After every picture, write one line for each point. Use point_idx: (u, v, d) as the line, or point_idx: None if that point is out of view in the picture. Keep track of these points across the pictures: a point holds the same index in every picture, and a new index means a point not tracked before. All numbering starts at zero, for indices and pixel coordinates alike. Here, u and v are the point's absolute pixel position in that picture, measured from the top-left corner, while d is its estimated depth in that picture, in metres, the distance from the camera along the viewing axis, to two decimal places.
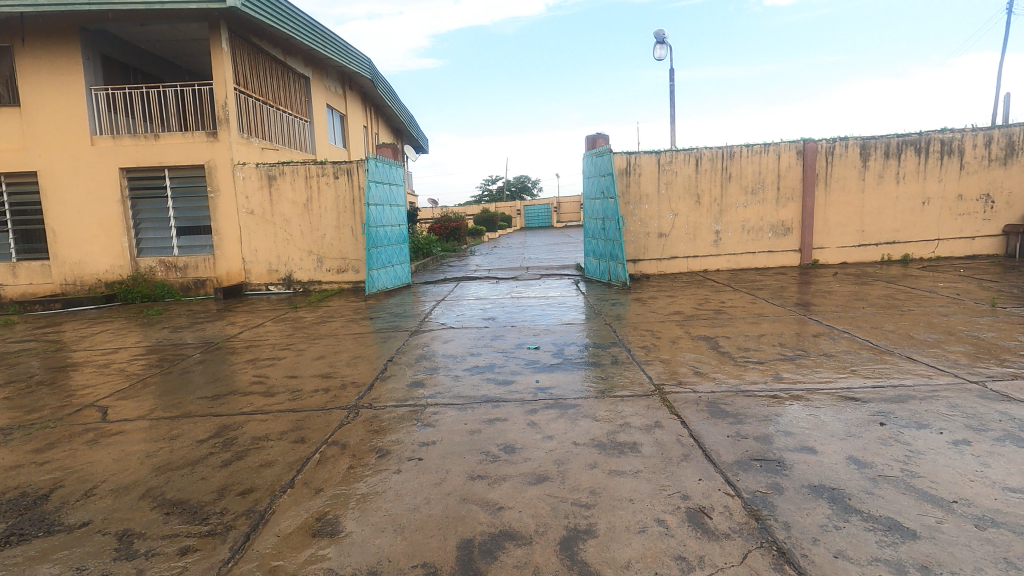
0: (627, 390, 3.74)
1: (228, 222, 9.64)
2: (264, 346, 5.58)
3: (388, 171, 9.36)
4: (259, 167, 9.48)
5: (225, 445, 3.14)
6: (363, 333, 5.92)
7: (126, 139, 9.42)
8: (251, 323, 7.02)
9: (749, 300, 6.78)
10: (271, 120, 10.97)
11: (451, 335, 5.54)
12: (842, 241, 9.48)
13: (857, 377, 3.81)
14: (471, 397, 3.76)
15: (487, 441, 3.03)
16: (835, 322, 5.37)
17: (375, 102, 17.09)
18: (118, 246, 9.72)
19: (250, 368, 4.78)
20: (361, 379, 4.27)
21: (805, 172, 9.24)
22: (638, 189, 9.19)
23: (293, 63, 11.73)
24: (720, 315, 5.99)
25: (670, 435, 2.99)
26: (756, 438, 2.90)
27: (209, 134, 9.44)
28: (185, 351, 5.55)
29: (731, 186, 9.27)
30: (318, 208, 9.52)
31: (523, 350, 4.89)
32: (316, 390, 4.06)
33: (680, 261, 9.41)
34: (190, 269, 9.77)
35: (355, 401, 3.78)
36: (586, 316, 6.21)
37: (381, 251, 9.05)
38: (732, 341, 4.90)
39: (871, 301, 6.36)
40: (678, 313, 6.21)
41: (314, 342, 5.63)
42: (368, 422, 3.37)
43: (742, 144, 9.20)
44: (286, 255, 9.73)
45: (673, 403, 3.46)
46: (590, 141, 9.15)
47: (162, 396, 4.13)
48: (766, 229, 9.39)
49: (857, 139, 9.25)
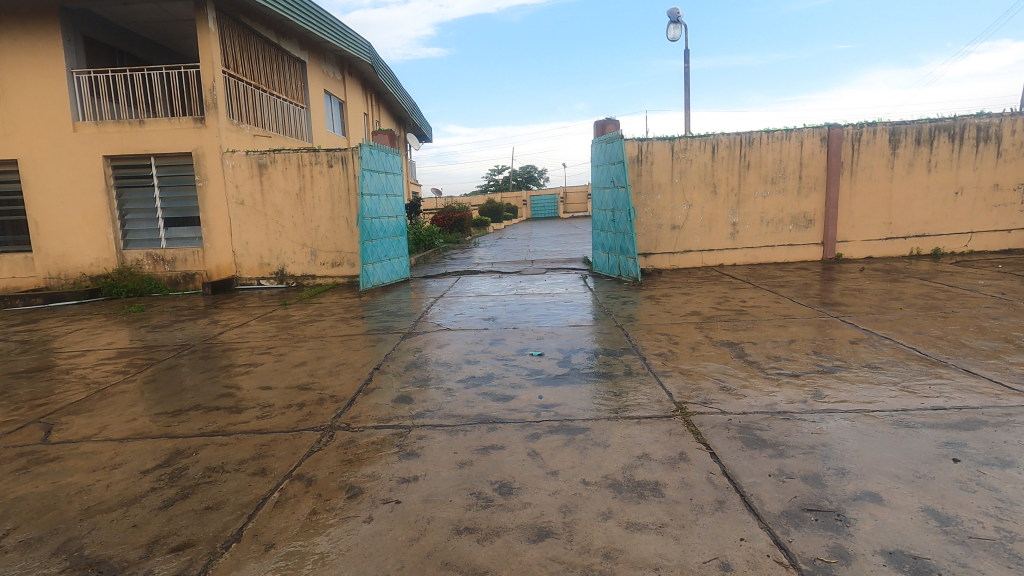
0: (643, 410, 3.24)
1: (217, 213, 9.18)
2: (243, 349, 5.11)
3: (383, 159, 8.81)
4: (250, 155, 8.99)
5: (171, 479, 2.67)
6: (350, 336, 5.42)
7: (109, 125, 8.94)
8: (236, 321, 6.56)
9: (772, 299, 6.24)
10: (264, 105, 10.44)
11: (448, 338, 5.06)
12: (867, 234, 8.89)
13: (911, 396, 3.29)
14: (463, 417, 3.26)
15: (479, 478, 2.54)
16: (873, 326, 4.83)
17: (376, 88, 16.52)
18: (103, 239, 9.27)
19: (224, 375, 4.32)
20: (341, 391, 3.78)
21: (830, 160, 8.64)
22: (650, 178, 8.64)
23: (288, 45, 11.17)
24: (742, 317, 5.47)
25: (698, 473, 2.48)
26: (805, 479, 2.39)
27: (196, 120, 8.95)
28: (158, 354, 5.10)
29: (749, 175, 8.70)
30: (311, 198, 9.04)
31: (525, 358, 4.38)
32: (289, 406, 3.57)
33: (693, 255, 8.86)
34: (178, 262, 9.33)
35: (331, 420, 3.30)
36: (595, 317, 5.69)
37: (377, 243, 8.56)
38: (760, 347, 4.39)
39: (907, 300, 5.81)
40: (696, 314, 5.67)
41: (297, 345, 5.13)
42: (343, 450, 2.89)
43: (762, 130, 8.61)
44: (278, 248, 9.27)
45: (699, 427, 2.95)
46: (599, 127, 8.58)
47: (117, 410, 3.66)
48: (787, 221, 8.82)
49: (886, 124, 8.63)
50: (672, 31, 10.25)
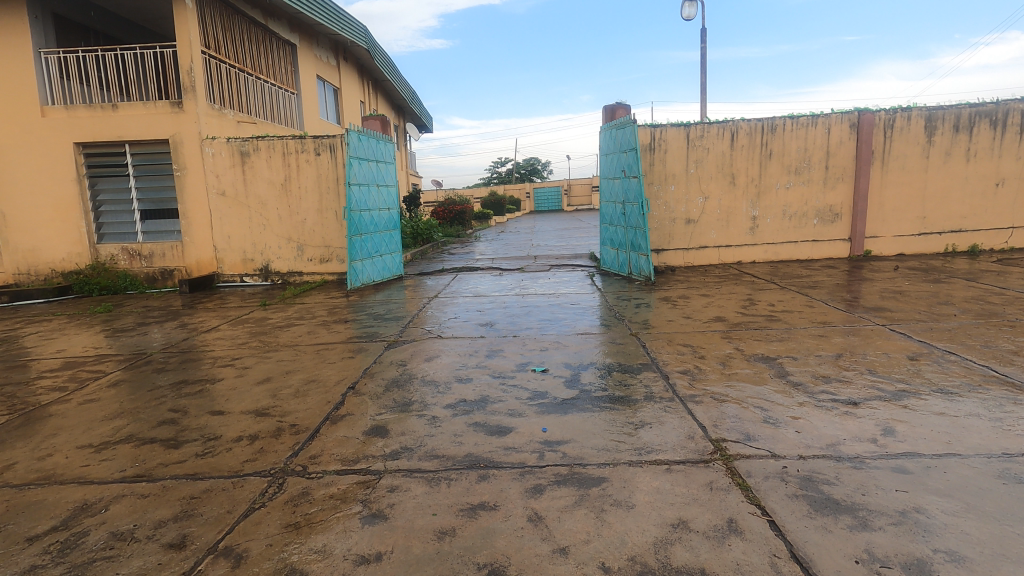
0: (673, 452, 2.59)
1: (196, 205, 8.54)
2: (205, 360, 4.48)
3: (374, 147, 8.14)
4: (231, 142, 8.38)
5: (61, 553, 2.03)
6: (328, 344, 4.77)
7: (81, 110, 8.29)
8: (207, 325, 5.92)
9: (803, 302, 5.57)
10: (250, 90, 9.77)
11: (438, 348, 4.42)
12: (899, 229, 8.19)
13: (1008, 434, 2.63)
14: (449, 458, 2.61)
15: (462, 558, 1.90)
16: (929, 337, 4.17)
17: (372, 74, 15.82)
18: (75, 232, 8.63)
19: (172, 394, 3.69)
20: (304, 420, 3.14)
21: (859, 149, 7.94)
22: (664, 168, 7.95)
23: (276, 26, 10.45)
24: (774, 323, 4.81)
25: (757, 556, 1.84)
26: (906, 569, 1.75)
27: (174, 104, 8.29)
28: (108, 366, 4.47)
29: (770, 164, 8.01)
30: (297, 189, 8.43)
31: (525, 375, 3.74)
32: (240, 439, 2.93)
33: (709, 252, 8.19)
34: (156, 257, 8.70)
35: (286, 461, 2.66)
36: (606, 323, 5.06)
37: (366, 238, 7.90)
38: (801, 364, 3.75)
39: (960, 305, 5.13)
40: (720, 320, 5.01)
41: (267, 355, 4.50)
42: (292, 509, 2.25)
43: (786, 116, 7.90)
44: (263, 243, 8.66)
45: (747, 480, 2.30)
46: (608, 112, 7.90)
47: (31, 443, 3.02)
48: (811, 215, 8.13)
49: (921, 110, 7.91)
50: (687, 10, 9.55)
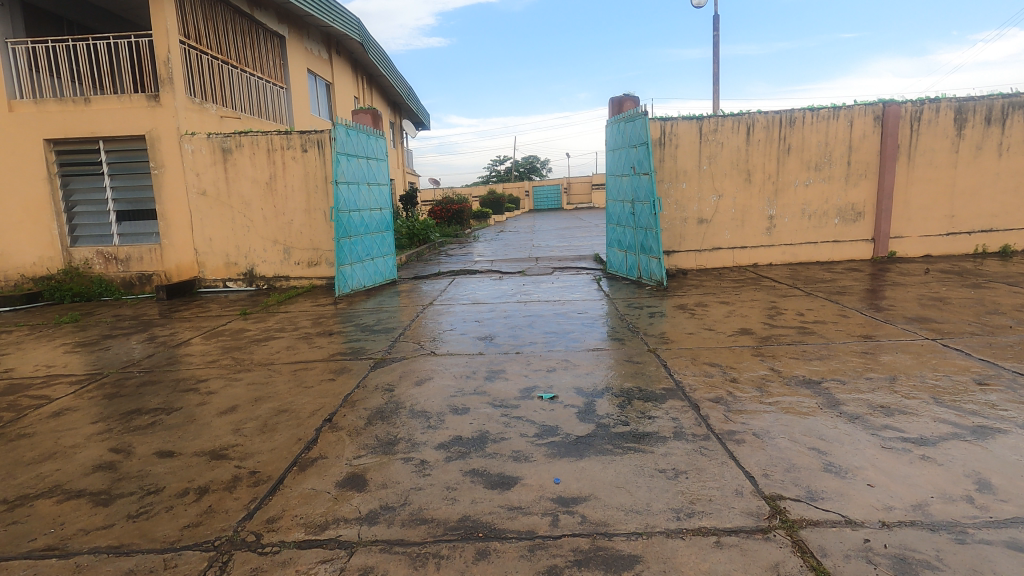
0: (722, 516, 2.06)
1: (176, 205, 7.98)
2: (167, 382, 3.95)
3: (364, 142, 7.59)
4: (212, 138, 7.85)
5: None
6: (307, 361, 4.25)
7: (51, 104, 7.73)
8: (179, 338, 5.40)
9: (835, 312, 5.05)
10: (234, 83, 9.22)
11: (432, 369, 3.88)
12: (925, 229, 7.68)
13: None
14: (438, 525, 2.09)
15: None
16: (991, 356, 3.65)
17: (367, 69, 15.27)
18: (47, 235, 8.08)
19: (119, 428, 3.15)
20: (267, 465, 2.61)
21: (884, 142, 7.42)
22: (675, 164, 7.42)
23: (263, 16, 9.90)
24: (808, 337, 4.29)
25: None
26: None
27: (150, 97, 7.75)
28: (56, 389, 3.94)
29: (789, 160, 7.49)
30: (283, 188, 7.91)
31: (531, 404, 3.20)
32: (186, 493, 2.40)
33: (723, 253, 7.67)
34: (133, 261, 8.18)
35: (236, 528, 2.13)
36: (618, 336, 4.53)
37: (355, 241, 7.35)
38: (850, 389, 3.23)
39: (1012, 315, 4.62)
40: (746, 333, 4.49)
41: (237, 376, 3.98)
42: None
43: (805, 108, 7.38)
44: (247, 245, 8.14)
45: (824, 565, 1.77)
46: (615, 104, 7.36)
47: None
48: (832, 214, 7.62)
49: (950, 101, 7.39)
50: None
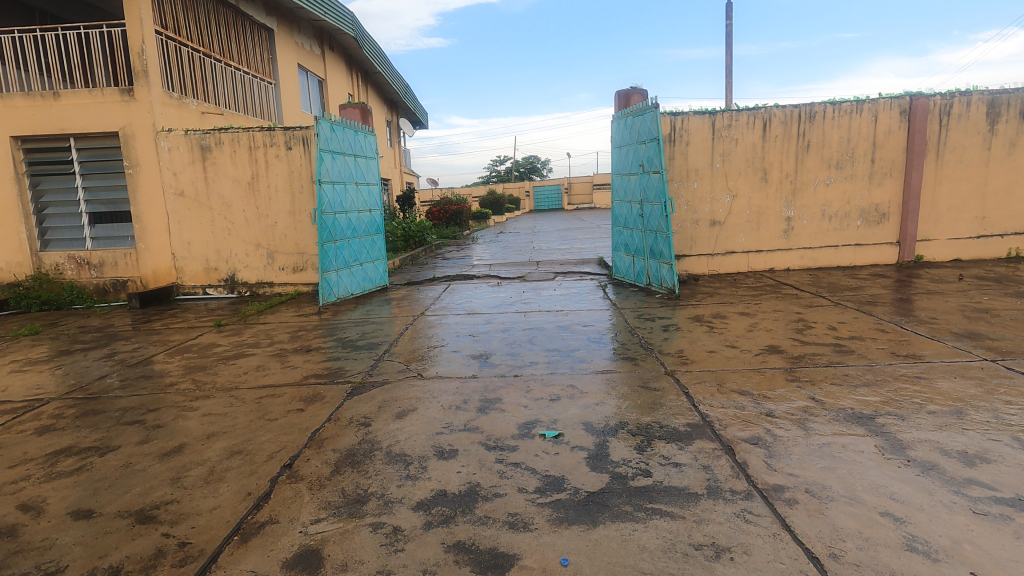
0: None
1: (151, 206, 7.49)
2: (112, 411, 3.43)
3: (351, 139, 7.08)
4: (190, 134, 7.34)
5: None
6: (277, 385, 3.74)
7: (18, 100, 7.22)
8: (142, 354, 4.87)
9: (871, 325, 4.52)
10: (216, 77, 8.70)
11: (417, 397, 3.35)
12: (954, 231, 7.16)
13: None
14: None
15: None
16: None
17: (362, 65, 14.77)
18: (15, 239, 7.57)
19: (38, 476, 2.63)
20: (203, 533, 2.10)
21: (911, 139, 6.89)
22: (686, 162, 6.90)
23: (249, 7, 9.38)
24: (848, 357, 3.77)
25: None
26: None
27: (123, 91, 7.22)
28: None
29: (808, 157, 6.97)
30: (266, 188, 7.40)
31: (531, 446, 2.68)
32: None
33: (737, 258, 7.15)
34: (107, 266, 7.67)
35: None
36: (629, 354, 4.02)
37: (342, 245, 6.84)
38: (912, 426, 2.70)
39: None
40: (775, 351, 3.97)
41: (194, 404, 3.46)
42: None
43: (826, 102, 6.86)
44: (227, 249, 7.63)
45: None
46: (622, 98, 6.85)
47: None
48: (854, 215, 7.10)
49: (983, 94, 6.87)
50: None
